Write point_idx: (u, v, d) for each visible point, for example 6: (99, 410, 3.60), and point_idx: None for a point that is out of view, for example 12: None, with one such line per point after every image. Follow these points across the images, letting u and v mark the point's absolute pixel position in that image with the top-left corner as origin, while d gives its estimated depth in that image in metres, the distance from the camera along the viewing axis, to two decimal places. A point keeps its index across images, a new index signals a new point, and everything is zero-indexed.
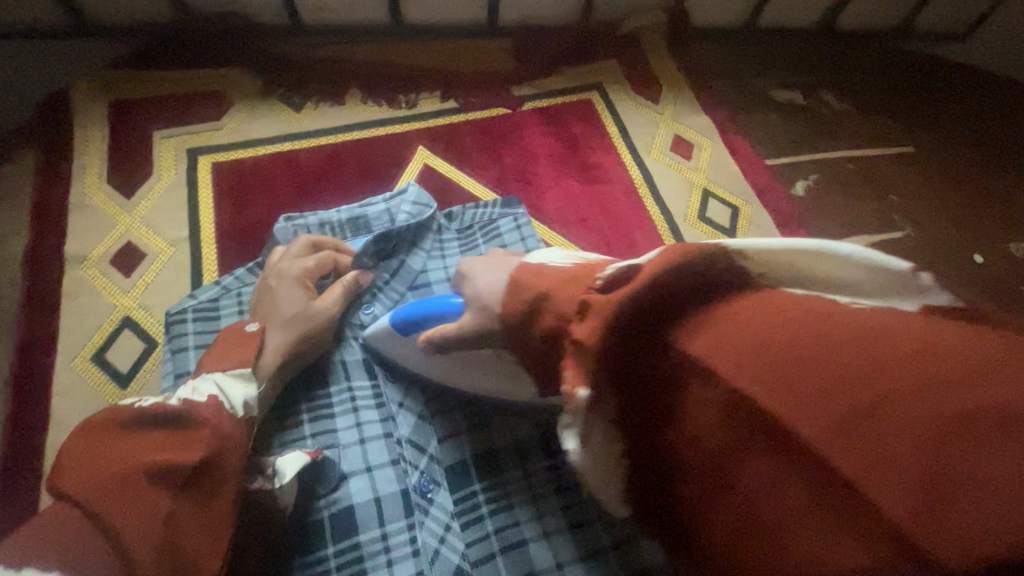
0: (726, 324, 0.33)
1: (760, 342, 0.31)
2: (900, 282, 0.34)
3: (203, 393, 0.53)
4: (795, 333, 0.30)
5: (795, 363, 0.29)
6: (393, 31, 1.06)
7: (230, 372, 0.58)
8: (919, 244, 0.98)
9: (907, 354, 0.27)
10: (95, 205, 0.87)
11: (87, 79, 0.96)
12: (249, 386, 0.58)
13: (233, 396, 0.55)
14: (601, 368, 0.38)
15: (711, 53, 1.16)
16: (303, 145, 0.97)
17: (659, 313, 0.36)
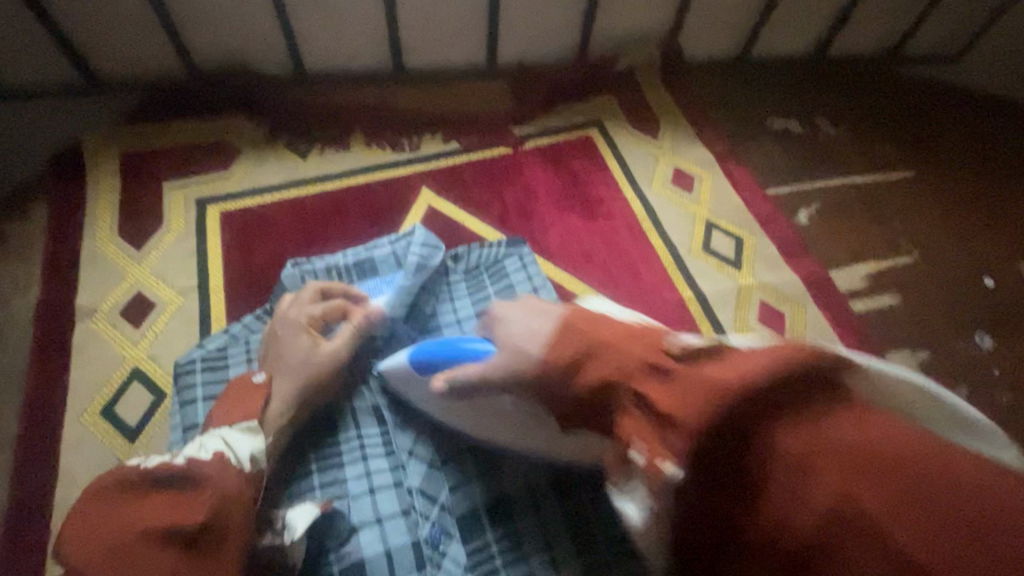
0: (831, 426, 0.37)
1: (873, 450, 0.35)
2: (960, 422, 0.45)
3: (209, 451, 0.55)
4: (899, 450, 0.35)
5: (914, 485, 0.33)
6: (395, 76, 1.09)
7: (238, 426, 0.61)
8: (927, 268, 0.98)
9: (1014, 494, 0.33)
10: (106, 257, 0.88)
11: (99, 134, 0.98)
12: (255, 438, 0.60)
13: (239, 451, 0.57)
14: (691, 454, 0.39)
15: (706, 85, 1.18)
16: (309, 191, 0.98)
17: (762, 403, 0.38)
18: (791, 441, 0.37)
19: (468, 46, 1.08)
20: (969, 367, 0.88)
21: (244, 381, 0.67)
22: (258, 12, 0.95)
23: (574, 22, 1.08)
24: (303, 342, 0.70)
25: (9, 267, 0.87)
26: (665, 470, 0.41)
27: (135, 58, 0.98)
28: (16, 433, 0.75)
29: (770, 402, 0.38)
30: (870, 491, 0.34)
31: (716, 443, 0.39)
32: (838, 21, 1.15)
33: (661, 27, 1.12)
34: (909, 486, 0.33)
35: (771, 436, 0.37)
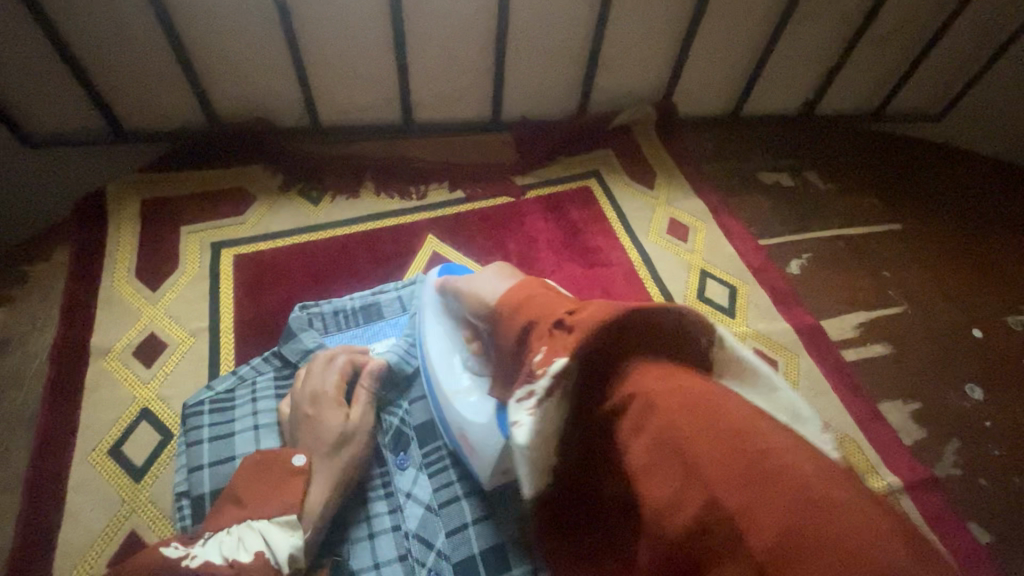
0: (648, 379, 0.44)
1: (691, 402, 0.41)
2: None
3: (248, 550, 0.57)
4: (707, 416, 0.40)
5: (704, 424, 0.39)
6: (404, 129, 1.15)
7: (276, 517, 0.61)
8: (917, 320, 1.01)
9: (732, 445, 0.38)
10: (122, 299, 0.92)
11: (122, 180, 1.03)
12: (295, 532, 0.60)
13: (278, 550, 0.59)
14: (580, 358, 0.45)
15: (698, 140, 1.25)
16: (320, 236, 1.03)
17: (620, 343, 0.46)
18: (649, 383, 0.43)
19: (474, 103, 1.14)
20: (960, 419, 0.90)
21: (283, 465, 0.65)
22: (280, 70, 1.02)
23: (574, 82, 1.15)
24: (336, 423, 0.70)
25: (29, 306, 0.91)
26: (553, 361, 0.46)
27: (162, 111, 1.04)
28: (25, 471, 0.77)
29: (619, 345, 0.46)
30: (692, 438, 0.39)
31: (582, 378, 0.46)
32: (823, 83, 1.22)
33: (656, 86, 1.19)
34: (719, 431, 0.39)
35: (645, 366, 0.45)
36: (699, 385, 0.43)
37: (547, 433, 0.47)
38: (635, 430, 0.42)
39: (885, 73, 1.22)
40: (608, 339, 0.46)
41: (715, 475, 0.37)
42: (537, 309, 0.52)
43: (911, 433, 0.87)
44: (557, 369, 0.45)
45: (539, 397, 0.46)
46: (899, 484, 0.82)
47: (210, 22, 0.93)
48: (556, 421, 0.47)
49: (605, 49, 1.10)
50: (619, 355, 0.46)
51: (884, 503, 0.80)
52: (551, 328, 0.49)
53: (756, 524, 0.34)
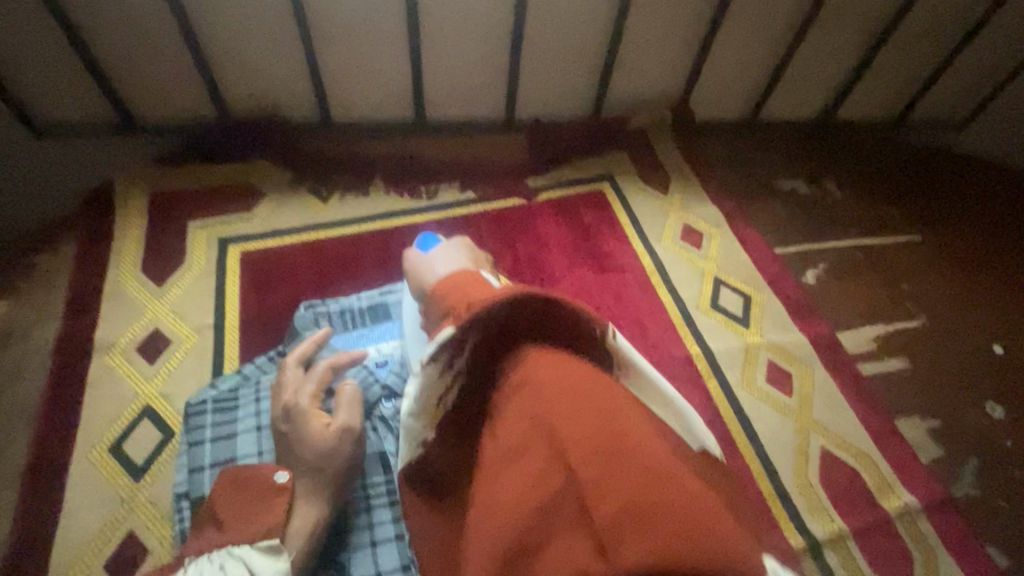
0: (545, 365, 0.42)
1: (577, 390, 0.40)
2: None
3: None
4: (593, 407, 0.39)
5: (583, 416, 0.38)
6: (416, 127, 1.13)
7: (259, 543, 0.59)
8: (936, 335, 0.98)
9: (609, 443, 0.37)
10: (127, 293, 0.91)
11: (130, 172, 1.02)
12: (278, 557, 0.58)
13: None
14: (482, 333, 0.43)
15: (713, 145, 1.22)
16: (327, 234, 1.02)
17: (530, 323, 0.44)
18: (542, 371, 0.41)
19: (487, 102, 1.13)
20: (980, 438, 0.87)
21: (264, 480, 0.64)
22: (292, 64, 1.01)
23: (589, 83, 1.13)
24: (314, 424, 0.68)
25: (34, 297, 0.90)
26: (441, 330, 0.45)
27: (172, 105, 1.03)
28: (24, 467, 0.76)
29: (522, 327, 0.44)
30: (569, 423, 0.38)
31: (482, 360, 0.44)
32: (842, 89, 1.20)
33: (672, 90, 1.17)
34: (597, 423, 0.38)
35: (541, 352, 0.43)
36: (590, 378, 0.41)
37: (431, 406, 0.47)
38: (520, 418, 0.41)
39: (906, 81, 1.20)
40: (508, 320, 0.43)
41: (586, 467, 0.36)
42: (465, 292, 0.48)
43: (929, 451, 0.85)
44: (444, 339, 0.44)
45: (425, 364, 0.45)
46: (917, 504, 0.80)
47: (223, 14, 0.92)
48: (440, 396, 0.46)
49: (623, 50, 1.08)
50: (512, 339, 0.44)
51: (901, 523, 0.78)
52: (461, 309, 0.46)
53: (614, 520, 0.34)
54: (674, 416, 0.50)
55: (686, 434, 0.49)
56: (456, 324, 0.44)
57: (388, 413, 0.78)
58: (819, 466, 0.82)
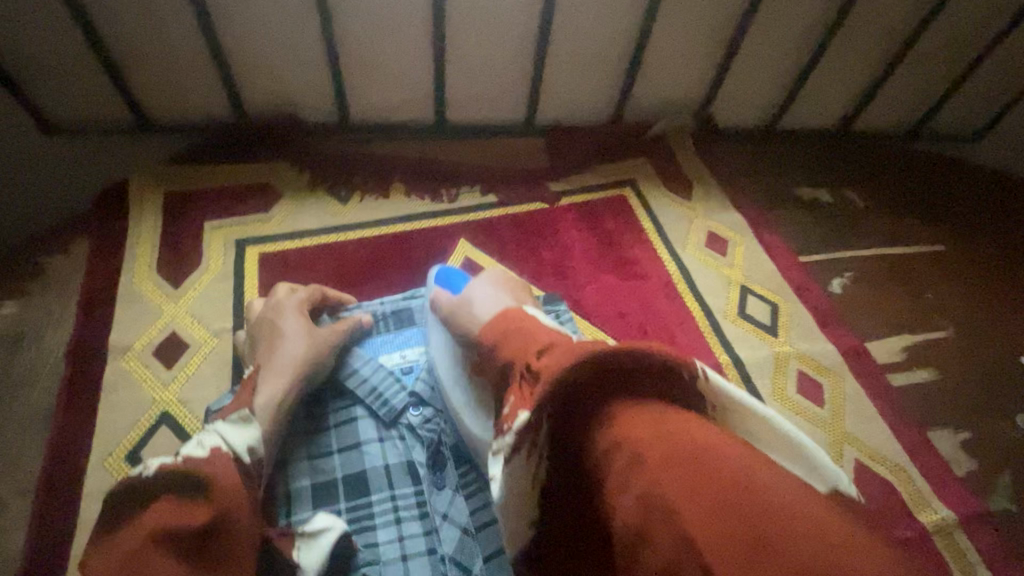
0: (625, 416, 0.43)
1: (669, 441, 0.40)
2: None
3: (206, 446, 0.58)
4: (687, 451, 0.39)
5: (674, 461, 0.38)
6: (436, 129, 1.11)
7: (227, 423, 0.63)
8: (963, 345, 0.97)
9: (703, 481, 0.37)
10: (143, 295, 0.88)
11: (144, 171, 0.99)
12: (249, 430, 0.63)
13: (235, 443, 0.61)
14: (555, 400, 0.45)
15: (734, 153, 1.22)
16: (347, 236, 0.99)
17: (598, 385, 0.45)
18: (630, 423, 0.42)
19: (509, 105, 1.11)
20: (1012, 450, 0.86)
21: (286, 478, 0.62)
22: (313, 63, 0.99)
23: (612, 88, 1.12)
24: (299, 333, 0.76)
25: (45, 300, 0.87)
26: (515, 416, 0.47)
27: (188, 103, 1.00)
28: (37, 476, 0.73)
29: (600, 384, 0.45)
30: (660, 465, 0.39)
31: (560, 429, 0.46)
32: (863, 98, 1.19)
33: (694, 96, 1.16)
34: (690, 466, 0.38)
35: (623, 408, 0.44)
36: (676, 421, 0.42)
37: (521, 490, 0.49)
38: (616, 479, 0.41)
39: (926, 90, 1.19)
40: (579, 386, 0.45)
41: (692, 519, 0.35)
42: (522, 346, 0.53)
43: (962, 464, 0.84)
44: (519, 425, 0.46)
45: (506, 454, 0.47)
46: (954, 518, 0.79)
47: (245, 12, 0.90)
48: (531, 478, 0.48)
49: (647, 55, 1.07)
50: (597, 398, 0.45)
51: (938, 538, 0.77)
52: (521, 376, 0.49)
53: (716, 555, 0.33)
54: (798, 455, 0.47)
55: (811, 477, 0.46)
56: (526, 406, 0.46)
57: (416, 421, 0.75)
58: (854, 480, 0.81)
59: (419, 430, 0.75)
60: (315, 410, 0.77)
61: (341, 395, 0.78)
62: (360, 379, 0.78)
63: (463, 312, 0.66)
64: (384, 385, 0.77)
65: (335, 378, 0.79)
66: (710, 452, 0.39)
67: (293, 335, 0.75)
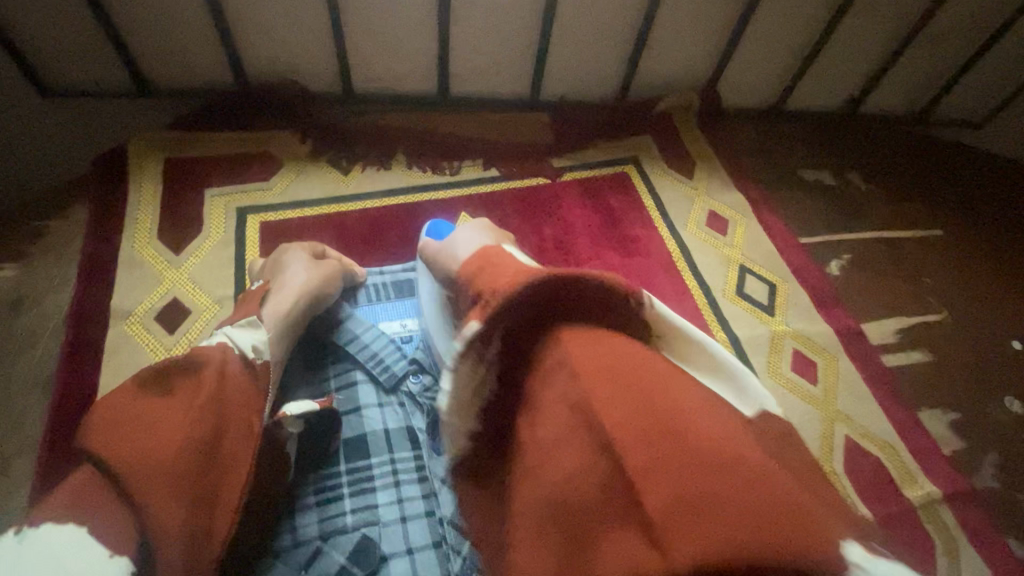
0: (595, 349, 0.42)
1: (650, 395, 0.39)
2: None
3: (212, 341, 0.58)
4: (653, 404, 0.39)
5: (656, 410, 0.38)
6: (439, 101, 1.10)
7: (237, 325, 0.64)
8: (956, 329, 0.99)
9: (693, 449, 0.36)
10: (144, 261, 0.88)
11: (143, 136, 0.98)
12: (256, 332, 0.63)
13: (241, 341, 0.60)
14: (508, 310, 0.44)
15: (738, 132, 1.21)
16: (348, 208, 0.99)
17: (555, 299, 0.44)
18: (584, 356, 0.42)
19: (513, 79, 1.10)
20: (999, 431, 0.88)
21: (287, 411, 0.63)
22: (315, 29, 0.97)
23: (619, 63, 1.10)
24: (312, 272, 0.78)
25: (46, 263, 0.87)
26: (466, 326, 0.45)
27: (188, 69, 0.99)
28: (41, 435, 0.74)
29: (548, 307, 0.45)
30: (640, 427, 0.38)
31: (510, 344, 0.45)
32: (870, 79, 1.18)
33: (700, 74, 1.15)
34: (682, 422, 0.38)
35: (577, 329, 0.44)
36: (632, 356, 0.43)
37: (465, 394, 0.46)
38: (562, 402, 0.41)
39: (934, 73, 1.18)
40: (538, 303, 0.44)
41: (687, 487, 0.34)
42: (490, 273, 0.48)
43: (950, 443, 0.86)
44: (469, 334, 0.44)
45: (453, 362, 0.45)
46: (939, 494, 0.81)
47: None
48: (475, 388, 0.46)
49: (655, 30, 1.05)
50: (542, 318, 0.45)
51: (923, 512, 0.79)
52: (482, 298, 0.46)
53: (652, 488, 0.35)
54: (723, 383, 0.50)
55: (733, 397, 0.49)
56: (476, 318, 0.44)
57: (415, 389, 0.77)
58: (845, 456, 0.82)
59: (415, 394, 0.76)
60: (318, 376, 0.79)
61: (342, 360, 0.80)
62: (361, 346, 0.79)
63: (445, 254, 0.65)
64: (384, 352, 0.79)
65: (336, 344, 0.80)
66: (666, 397, 0.40)
67: (295, 277, 0.76)
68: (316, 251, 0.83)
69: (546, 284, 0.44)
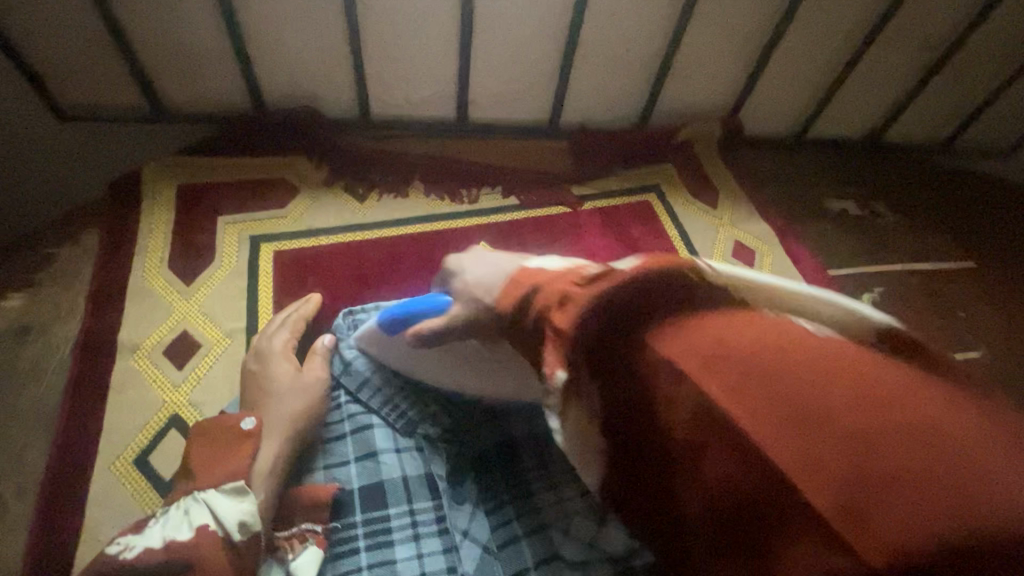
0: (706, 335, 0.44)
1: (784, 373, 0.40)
2: None
3: (190, 526, 0.55)
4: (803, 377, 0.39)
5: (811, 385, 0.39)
6: (457, 127, 1.08)
7: (224, 486, 0.58)
8: (994, 368, 0.95)
9: (882, 419, 0.37)
10: (154, 291, 0.85)
11: (157, 162, 0.96)
12: (242, 499, 0.58)
13: (224, 519, 0.56)
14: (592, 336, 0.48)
15: (761, 161, 1.19)
16: (365, 236, 0.96)
17: (636, 307, 0.47)
18: (679, 354, 0.44)
19: (533, 105, 1.08)
20: None
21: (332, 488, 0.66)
22: (337, 56, 0.96)
23: (641, 91, 1.09)
24: (284, 368, 0.74)
25: (54, 292, 0.84)
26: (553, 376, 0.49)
27: (204, 93, 0.97)
28: (41, 477, 0.70)
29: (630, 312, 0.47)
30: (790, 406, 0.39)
31: (596, 365, 0.48)
32: (895, 109, 1.16)
33: (723, 101, 1.13)
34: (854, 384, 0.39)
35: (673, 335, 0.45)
36: (736, 330, 0.43)
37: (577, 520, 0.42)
38: (689, 412, 0.42)
39: (958, 104, 1.16)
40: (614, 316, 0.47)
41: (901, 464, 0.35)
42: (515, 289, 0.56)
43: None
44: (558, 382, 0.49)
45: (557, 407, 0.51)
46: None
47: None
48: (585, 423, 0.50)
49: (678, 58, 1.04)
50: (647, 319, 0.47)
51: None
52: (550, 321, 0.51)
53: (838, 481, 0.36)
54: (835, 325, 0.44)
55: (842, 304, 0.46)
56: (559, 364, 0.49)
57: (433, 432, 0.72)
58: None
59: (433, 438, 0.72)
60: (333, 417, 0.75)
61: (356, 401, 0.76)
62: (374, 387, 0.75)
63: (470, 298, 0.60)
64: (399, 395, 0.74)
65: (349, 386, 0.76)
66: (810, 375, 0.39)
67: (281, 378, 0.73)
68: (300, 331, 0.81)
69: (624, 295, 0.48)
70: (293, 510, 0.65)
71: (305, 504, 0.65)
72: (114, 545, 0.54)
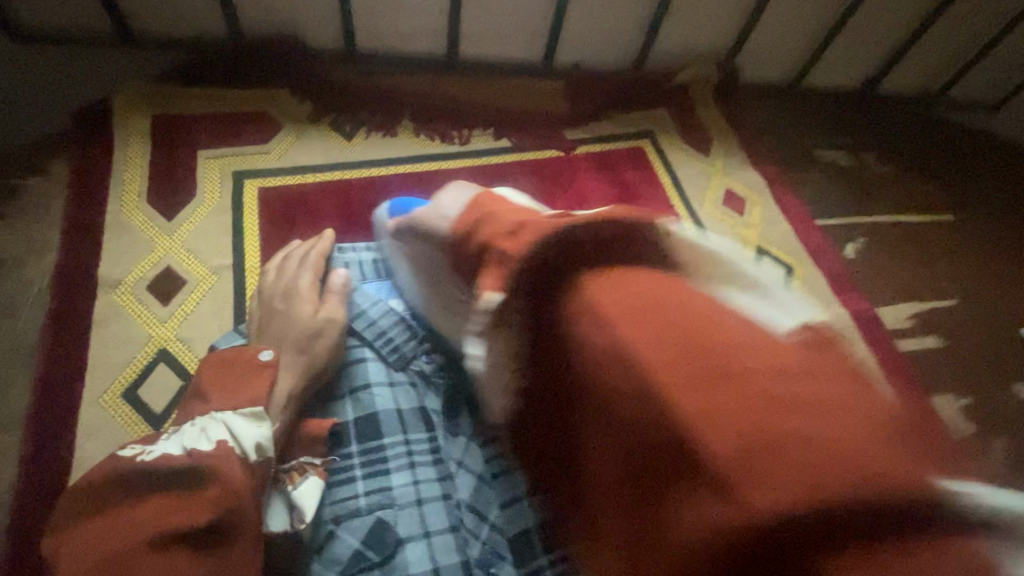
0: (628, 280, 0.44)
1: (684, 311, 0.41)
2: None
3: (210, 439, 0.51)
4: (697, 321, 0.41)
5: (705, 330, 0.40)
6: (447, 63, 1.04)
7: (240, 411, 0.56)
8: (965, 314, 0.99)
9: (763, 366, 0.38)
10: (133, 225, 0.82)
11: (129, 90, 0.91)
12: (262, 424, 0.55)
13: (244, 439, 0.53)
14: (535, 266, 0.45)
15: (756, 107, 1.17)
16: (353, 174, 0.94)
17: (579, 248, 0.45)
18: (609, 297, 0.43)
19: (528, 42, 1.04)
20: (1005, 419, 0.89)
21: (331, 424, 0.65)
22: None
23: (638, 31, 1.05)
24: (305, 308, 0.73)
25: (26, 224, 0.80)
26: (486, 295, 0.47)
27: (175, 16, 0.91)
28: (28, 408, 0.69)
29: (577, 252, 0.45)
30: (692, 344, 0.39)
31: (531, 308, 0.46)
32: (893, 57, 1.15)
33: (722, 43, 1.10)
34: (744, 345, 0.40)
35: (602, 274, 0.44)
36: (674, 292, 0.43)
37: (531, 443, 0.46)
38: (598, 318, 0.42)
39: (953, 54, 1.15)
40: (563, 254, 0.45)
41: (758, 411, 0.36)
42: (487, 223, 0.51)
43: (961, 428, 0.87)
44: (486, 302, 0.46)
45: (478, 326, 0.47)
46: None
47: None
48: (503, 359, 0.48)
49: None
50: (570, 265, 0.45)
51: None
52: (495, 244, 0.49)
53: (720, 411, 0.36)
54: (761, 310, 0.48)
55: None
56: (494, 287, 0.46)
57: (427, 367, 0.73)
58: None
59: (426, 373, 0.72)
60: None
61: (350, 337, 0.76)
62: (369, 322, 0.76)
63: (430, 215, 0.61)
64: (393, 330, 0.75)
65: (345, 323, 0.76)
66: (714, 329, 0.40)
67: (299, 318, 0.72)
68: (321, 269, 0.79)
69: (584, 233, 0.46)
70: (296, 445, 0.64)
71: (309, 437, 0.65)
72: (126, 449, 0.50)
